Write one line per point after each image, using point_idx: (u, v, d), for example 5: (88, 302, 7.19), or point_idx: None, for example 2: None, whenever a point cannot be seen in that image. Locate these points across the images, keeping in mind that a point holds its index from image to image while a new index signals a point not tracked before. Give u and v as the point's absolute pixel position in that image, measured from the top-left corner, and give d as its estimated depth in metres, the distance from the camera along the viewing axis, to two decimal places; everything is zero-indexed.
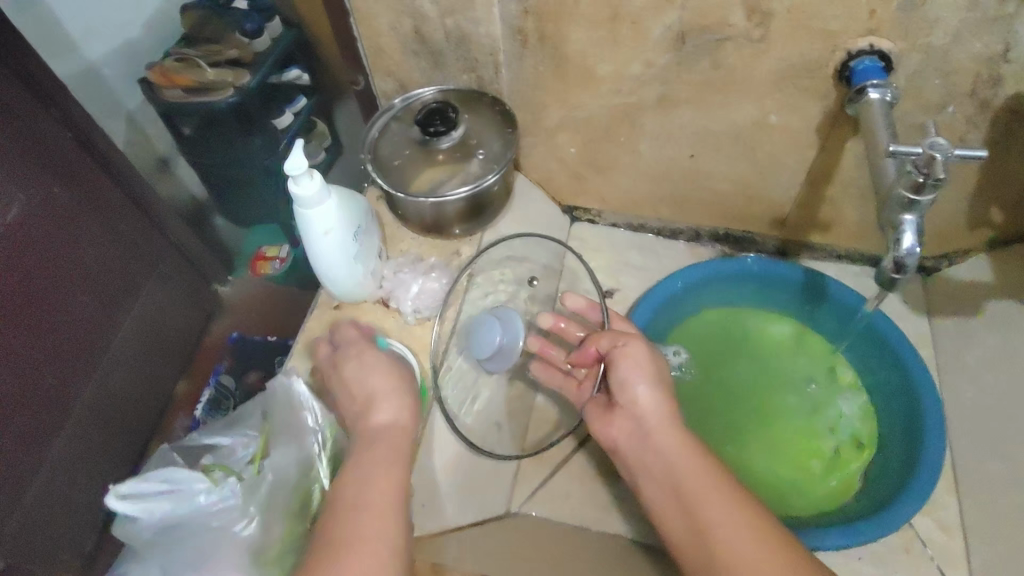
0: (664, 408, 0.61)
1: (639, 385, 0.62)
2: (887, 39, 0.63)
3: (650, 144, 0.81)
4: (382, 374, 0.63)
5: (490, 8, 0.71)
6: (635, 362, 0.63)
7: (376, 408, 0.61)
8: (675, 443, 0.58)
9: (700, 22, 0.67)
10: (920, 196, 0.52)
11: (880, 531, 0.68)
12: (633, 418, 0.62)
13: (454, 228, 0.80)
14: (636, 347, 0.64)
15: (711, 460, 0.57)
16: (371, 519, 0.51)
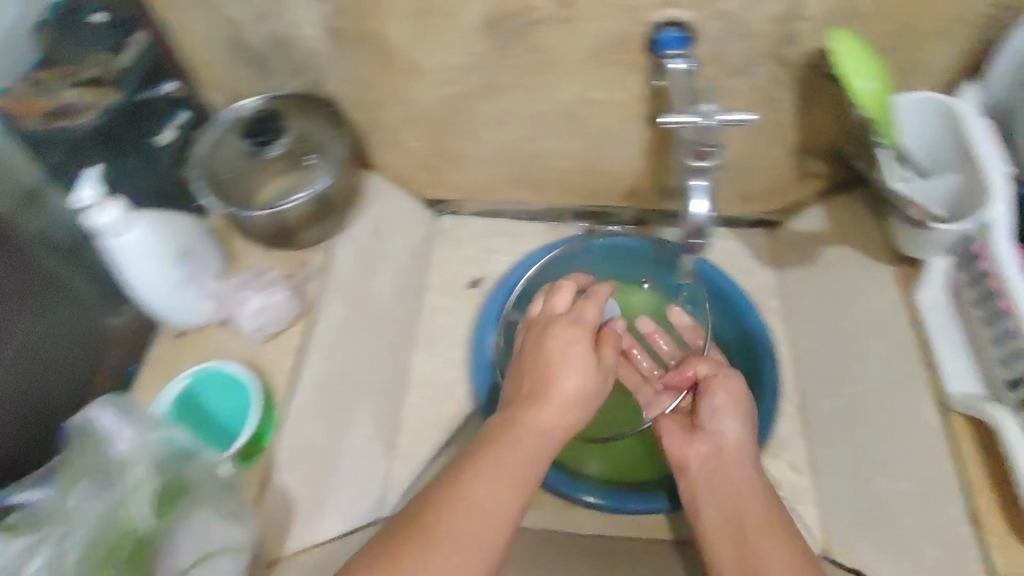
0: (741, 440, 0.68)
1: (728, 417, 0.69)
2: (681, 9, 0.64)
3: (492, 131, 0.82)
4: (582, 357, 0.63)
5: (301, 11, 0.69)
6: (728, 395, 0.70)
7: (568, 375, 0.62)
8: (739, 478, 0.64)
9: (507, 7, 0.67)
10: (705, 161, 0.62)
11: None
12: (715, 445, 0.68)
13: (299, 237, 0.78)
14: (733, 379, 0.72)
15: (768, 490, 0.63)
16: (478, 514, 0.53)
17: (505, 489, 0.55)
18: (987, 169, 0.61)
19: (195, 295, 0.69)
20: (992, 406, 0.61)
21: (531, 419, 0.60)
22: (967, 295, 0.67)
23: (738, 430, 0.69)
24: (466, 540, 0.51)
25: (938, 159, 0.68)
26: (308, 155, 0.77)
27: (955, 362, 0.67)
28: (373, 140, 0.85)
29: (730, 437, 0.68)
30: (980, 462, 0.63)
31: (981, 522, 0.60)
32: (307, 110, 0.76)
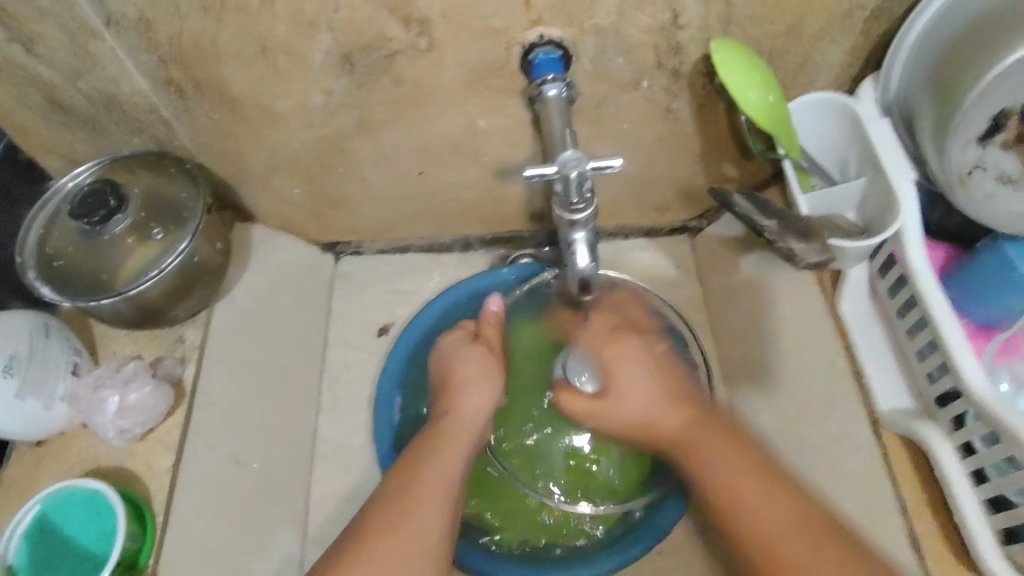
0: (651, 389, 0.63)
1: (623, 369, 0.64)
2: (553, 27, 0.57)
3: (375, 169, 0.74)
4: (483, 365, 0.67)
5: (119, 63, 0.59)
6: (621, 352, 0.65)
7: (467, 388, 0.65)
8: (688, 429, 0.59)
9: (358, 40, 0.58)
10: (575, 214, 0.53)
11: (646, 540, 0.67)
12: (655, 423, 0.61)
13: (166, 316, 0.68)
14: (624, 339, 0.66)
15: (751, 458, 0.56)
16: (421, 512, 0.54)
17: (442, 471, 0.57)
18: (893, 177, 0.57)
19: (40, 404, 0.60)
20: (924, 429, 0.57)
21: (438, 427, 0.62)
22: (889, 302, 0.63)
23: (646, 407, 0.61)
24: (410, 545, 0.53)
25: (843, 162, 0.64)
26: (155, 228, 0.65)
27: (884, 375, 0.62)
28: (245, 191, 0.76)
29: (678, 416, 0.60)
30: (917, 481, 0.59)
31: (923, 552, 0.56)
32: (159, 169, 0.67)
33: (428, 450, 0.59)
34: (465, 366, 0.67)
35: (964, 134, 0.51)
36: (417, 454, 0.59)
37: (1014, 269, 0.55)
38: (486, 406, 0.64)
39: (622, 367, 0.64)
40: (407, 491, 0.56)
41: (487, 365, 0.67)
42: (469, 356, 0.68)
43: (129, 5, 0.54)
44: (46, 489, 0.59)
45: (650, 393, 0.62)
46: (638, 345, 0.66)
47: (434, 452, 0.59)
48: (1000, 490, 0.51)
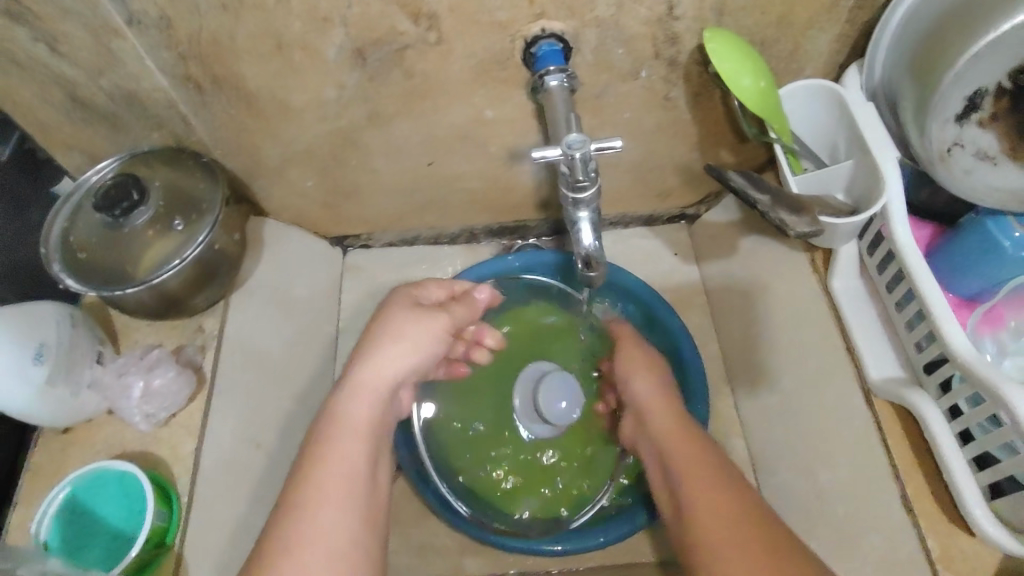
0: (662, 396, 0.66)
1: (635, 380, 0.68)
2: (556, 20, 0.60)
3: (383, 162, 0.77)
4: (414, 327, 0.62)
5: (141, 61, 0.62)
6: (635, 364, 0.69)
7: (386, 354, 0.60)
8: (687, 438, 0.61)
9: (370, 35, 0.60)
10: (580, 194, 0.56)
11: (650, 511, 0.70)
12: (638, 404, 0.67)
13: (187, 306, 0.70)
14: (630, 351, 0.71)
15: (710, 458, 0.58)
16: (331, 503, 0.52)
17: (354, 449, 0.55)
18: (879, 157, 0.61)
19: (69, 391, 0.62)
20: (912, 395, 0.60)
21: (351, 399, 0.58)
22: (878, 278, 0.66)
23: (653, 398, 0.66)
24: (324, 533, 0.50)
25: (832, 146, 0.68)
26: (174, 219, 0.67)
27: (876, 350, 0.65)
28: (258, 185, 0.78)
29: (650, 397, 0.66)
30: (909, 446, 0.61)
31: (915, 512, 0.59)
32: (177, 163, 0.69)
33: (328, 438, 0.55)
34: (408, 340, 0.62)
35: (943, 115, 0.54)
36: (329, 434, 0.56)
37: (994, 243, 0.58)
38: (399, 371, 0.60)
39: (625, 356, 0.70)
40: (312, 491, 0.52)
41: (433, 333, 0.63)
42: (409, 325, 0.62)
43: (151, 4, 0.56)
44: (76, 471, 0.62)
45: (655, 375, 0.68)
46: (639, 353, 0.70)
47: (328, 440, 0.55)
48: (986, 446, 0.54)
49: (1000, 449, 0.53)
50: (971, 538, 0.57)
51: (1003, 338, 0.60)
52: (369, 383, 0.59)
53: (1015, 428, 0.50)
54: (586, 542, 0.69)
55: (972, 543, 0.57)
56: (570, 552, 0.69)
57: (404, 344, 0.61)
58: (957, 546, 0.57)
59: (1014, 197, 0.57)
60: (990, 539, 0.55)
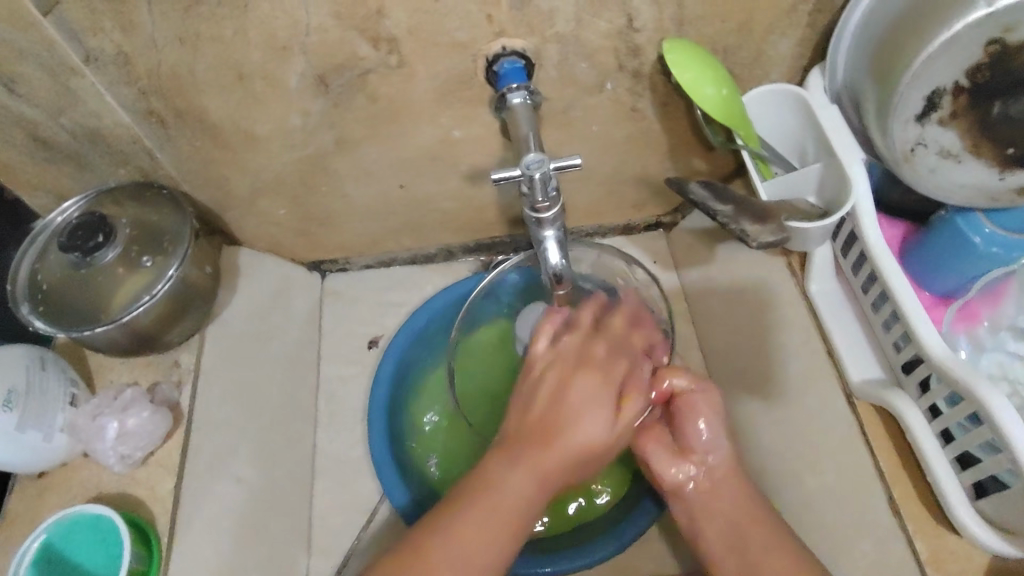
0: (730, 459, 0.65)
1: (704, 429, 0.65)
2: (517, 39, 0.60)
3: (355, 186, 0.76)
4: (597, 412, 0.57)
5: (101, 98, 0.61)
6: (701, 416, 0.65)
7: (586, 421, 0.56)
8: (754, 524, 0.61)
9: (331, 62, 0.60)
10: (539, 214, 0.56)
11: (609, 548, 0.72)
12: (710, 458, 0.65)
13: (159, 345, 0.69)
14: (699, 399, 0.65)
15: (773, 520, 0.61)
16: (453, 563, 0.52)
17: (475, 539, 0.53)
18: (845, 158, 0.61)
19: (41, 435, 0.61)
20: (893, 396, 0.60)
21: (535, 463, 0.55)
22: (854, 279, 0.66)
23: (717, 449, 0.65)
24: None
25: (801, 149, 0.68)
26: (144, 256, 0.66)
27: (855, 350, 0.65)
28: (231, 215, 0.78)
29: (717, 459, 0.65)
30: (892, 447, 0.61)
31: (902, 515, 0.59)
32: (144, 200, 0.68)
33: (446, 520, 0.53)
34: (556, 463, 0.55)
35: (904, 115, 0.54)
36: (469, 508, 0.54)
37: (965, 240, 0.57)
38: (596, 441, 0.56)
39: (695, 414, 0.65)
40: (436, 548, 0.52)
41: (599, 397, 0.57)
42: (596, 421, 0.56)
43: (107, 41, 0.56)
44: (52, 519, 0.60)
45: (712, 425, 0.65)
46: (705, 398, 0.65)
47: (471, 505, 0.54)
48: (966, 446, 0.54)
49: (981, 449, 0.53)
50: (958, 538, 0.56)
51: (979, 334, 0.60)
52: (514, 486, 0.54)
53: (992, 427, 0.50)
54: (572, 563, 0.71)
55: (959, 543, 0.56)
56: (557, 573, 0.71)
57: (604, 437, 0.56)
58: (944, 548, 0.56)
59: (981, 195, 0.56)
60: (977, 539, 0.54)
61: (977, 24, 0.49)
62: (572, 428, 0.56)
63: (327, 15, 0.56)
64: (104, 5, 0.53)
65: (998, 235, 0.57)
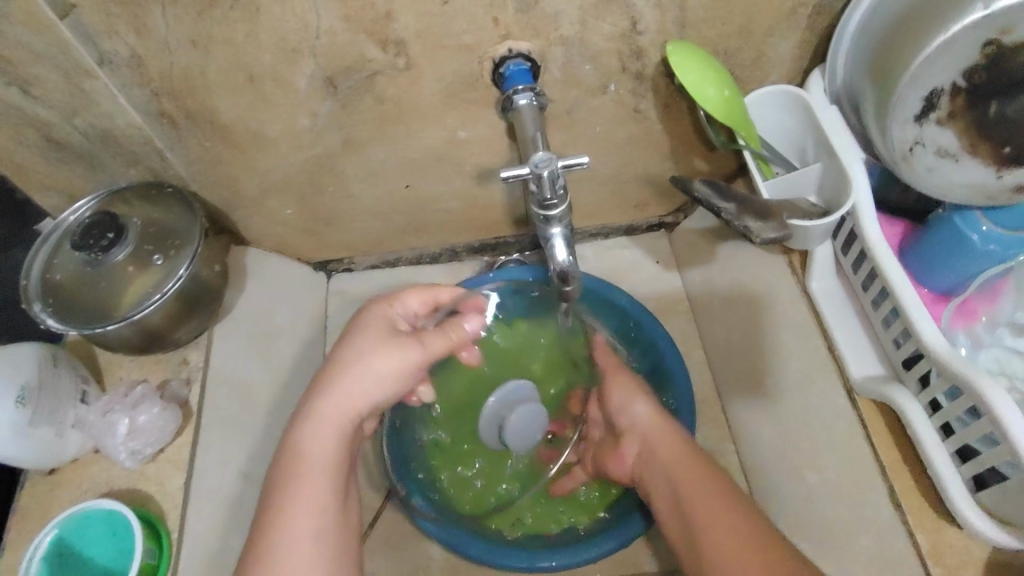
0: (661, 433, 0.70)
1: (635, 407, 0.73)
2: (522, 41, 0.61)
3: (361, 187, 0.77)
4: (375, 339, 0.60)
5: (113, 99, 0.62)
6: (626, 390, 0.75)
7: (363, 359, 0.59)
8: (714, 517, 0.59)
9: (340, 64, 0.61)
10: (548, 211, 0.57)
11: (605, 544, 0.73)
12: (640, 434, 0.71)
13: (169, 343, 0.70)
14: (623, 380, 0.76)
15: (718, 496, 0.61)
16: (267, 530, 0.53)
17: (294, 505, 0.54)
18: (845, 157, 0.62)
19: (53, 431, 0.62)
20: (894, 391, 0.61)
21: (329, 398, 0.58)
22: (854, 277, 0.67)
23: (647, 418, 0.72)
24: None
25: (801, 150, 0.69)
26: (154, 254, 0.67)
27: (855, 346, 0.66)
28: (238, 215, 0.79)
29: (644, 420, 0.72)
30: (891, 441, 0.62)
31: (903, 508, 0.59)
32: (153, 200, 0.69)
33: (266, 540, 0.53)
34: (356, 390, 0.58)
35: (902, 116, 0.56)
36: (290, 482, 0.55)
37: (963, 237, 0.59)
38: (370, 346, 0.59)
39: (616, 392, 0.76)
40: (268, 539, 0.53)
41: (390, 350, 0.60)
42: (371, 346, 0.59)
43: (121, 43, 0.57)
44: (63, 513, 0.61)
45: (638, 399, 0.74)
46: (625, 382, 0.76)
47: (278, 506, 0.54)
48: (965, 438, 0.55)
49: (980, 441, 0.54)
50: (959, 532, 0.57)
51: (977, 330, 0.61)
52: (309, 453, 0.56)
53: (991, 419, 0.51)
54: (577, 556, 0.72)
55: (960, 536, 0.57)
56: (563, 567, 0.73)
57: (378, 370, 0.59)
58: (946, 541, 0.57)
59: (980, 193, 0.57)
60: (977, 532, 0.55)
61: (974, 25, 0.50)
62: (350, 352, 0.59)
63: (337, 18, 0.57)
64: (119, 8, 0.54)
65: (995, 231, 0.59)
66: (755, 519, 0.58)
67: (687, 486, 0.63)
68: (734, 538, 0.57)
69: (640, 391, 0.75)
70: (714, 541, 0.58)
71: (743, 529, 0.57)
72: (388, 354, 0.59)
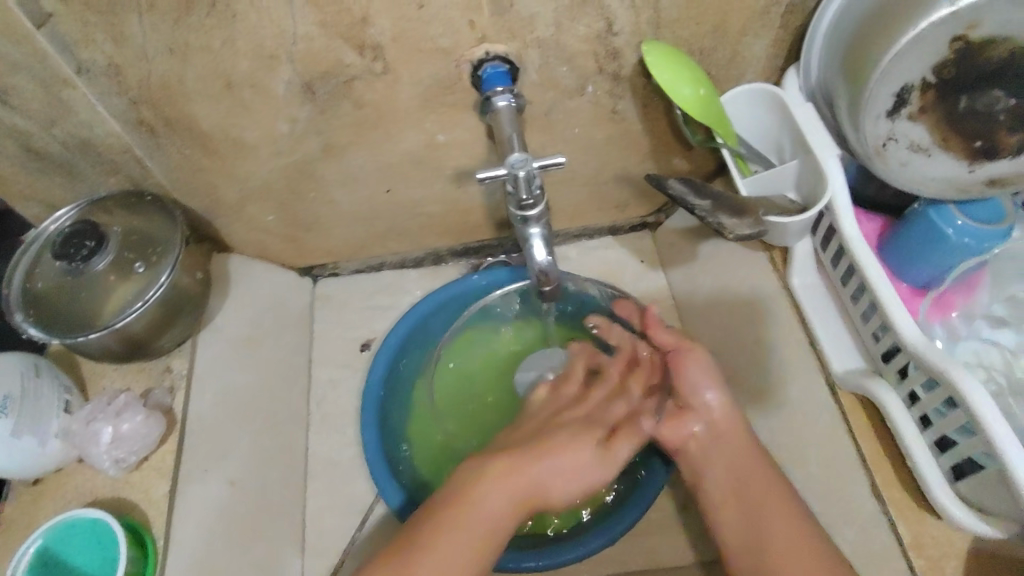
0: (731, 414, 0.69)
1: (708, 391, 0.70)
2: (498, 44, 0.61)
3: (343, 191, 0.77)
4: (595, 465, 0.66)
5: (92, 108, 0.62)
6: (701, 370, 0.70)
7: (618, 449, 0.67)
8: (757, 506, 0.64)
9: (317, 69, 0.62)
10: (524, 212, 0.57)
11: (593, 542, 0.72)
12: (706, 419, 0.69)
13: (151, 350, 0.70)
14: (698, 356, 0.71)
15: (767, 476, 0.65)
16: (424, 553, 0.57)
17: (471, 540, 0.58)
18: (820, 154, 0.62)
19: (35, 440, 0.62)
20: (874, 385, 0.61)
21: (549, 465, 0.64)
22: (833, 271, 0.67)
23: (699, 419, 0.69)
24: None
25: (778, 147, 0.69)
26: (135, 262, 0.67)
27: (836, 339, 0.66)
28: (221, 221, 0.79)
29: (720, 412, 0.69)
30: (872, 435, 0.62)
31: (885, 501, 0.60)
32: (135, 208, 0.69)
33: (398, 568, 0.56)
34: (546, 483, 0.64)
35: (873, 112, 0.56)
36: (481, 496, 0.60)
37: (938, 231, 0.59)
38: (577, 490, 0.65)
39: (686, 372, 0.71)
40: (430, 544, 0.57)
41: (580, 450, 0.66)
42: (583, 455, 0.66)
43: (98, 53, 0.57)
44: (47, 523, 0.61)
45: (710, 377, 0.70)
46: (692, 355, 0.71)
47: (442, 528, 0.58)
48: (942, 431, 0.55)
49: (957, 433, 0.55)
50: (940, 523, 0.58)
51: (953, 322, 0.62)
52: (484, 522, 0.59)
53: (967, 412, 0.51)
54: (562, 557, 0.71)
55: (940, 527, 0.57)
56: (548, 567, 0.71)
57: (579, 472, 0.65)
58: (928, 533, 0.57)
59: (952, 186, 0.59)
60: (956, 523, 0.55)
61: (941, 22, 0.50)
62: (572, 445, 0.66)
63: (313, 24, 0.57)
64: (95, 17, 0.54)
65: (969, 224, 0.59)
66: (811, 524, 0.61)
67: (714, 461, 0.68)
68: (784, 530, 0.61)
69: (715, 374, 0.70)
70: (767, 528, 0.62)
71: (797, 523, 0.61)
72: (556, 488, 0.64)
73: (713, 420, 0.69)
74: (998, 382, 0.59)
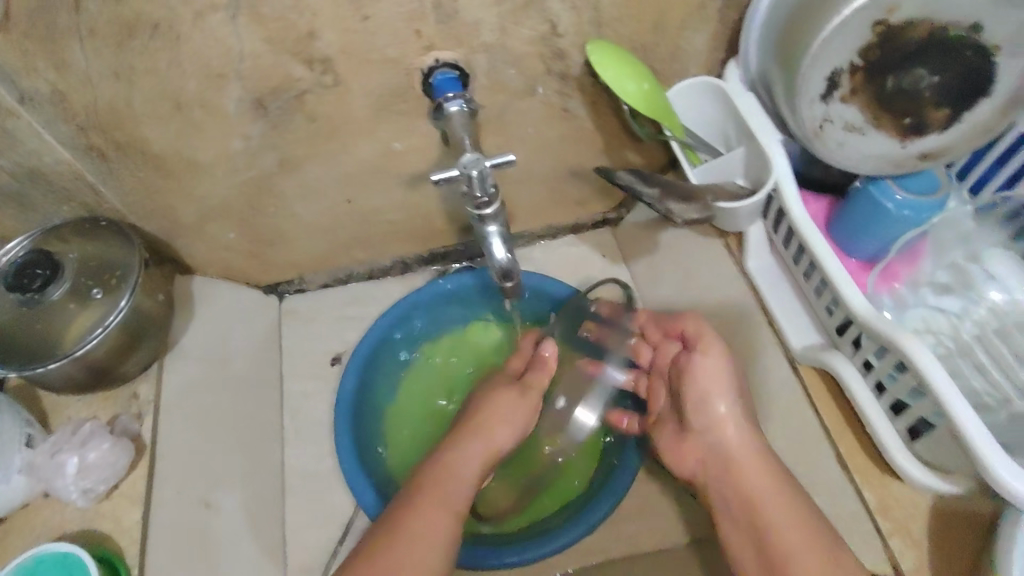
0: (743, 424, 0.67)
1: (719, 403, 0.68)
2: (445, 51, 0.63)
3: (303, 205, 0.78)
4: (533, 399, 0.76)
5: (39, 136, 0.62)
6: (711, 376, 0.68)
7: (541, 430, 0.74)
8: (776, 504, 0.63)
9: (267, 85, 0.62)
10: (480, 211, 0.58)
11: (574, 531, 0.74)
12: (709, 439, 0.69)
13: (115, 377, 0.69)
14: (710, 358, 0.68)
15: (774, 480, 0.64)
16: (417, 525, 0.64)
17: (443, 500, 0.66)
18: (762, 138, 0.65)
19: None
20: (831, 358, 0.63)
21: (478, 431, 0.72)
22: (786, 252, 0.69)
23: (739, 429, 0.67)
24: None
25: (724, 136, 0.71)
26: (93, 289, 0.66)
27: (792, 317, 0.68)
28: (181, 243, 0.78)
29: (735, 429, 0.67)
30: (835, 406, 0.64)
31: (850, 469, 0.62)
32: (90, 234, 0.68)
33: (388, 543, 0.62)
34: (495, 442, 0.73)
35: (809, 95, 0.58)
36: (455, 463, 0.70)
37: (879, 206, 0.62)
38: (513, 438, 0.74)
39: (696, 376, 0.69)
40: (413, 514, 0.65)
41: (522, 409, 0.75)
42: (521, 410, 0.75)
43: (42, 81, 0.57)
44: (16, 559, 0.59)
45: (720, 384, 0.68)
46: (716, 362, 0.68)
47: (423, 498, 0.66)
48: (896, 396, 0.58)
49: (910, 396, 0.57)
50: (902, 485, 0.60)
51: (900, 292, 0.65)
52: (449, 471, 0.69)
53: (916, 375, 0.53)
54: (543, 550, 0.73)
55: (902, 487, 0.60)
56: (529, 561, 0.72)
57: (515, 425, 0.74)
58: (891, 494, 0.60)
59: (887, 162, 0.61)
60: (916, 482, 0.58)
61: (864, 7, 0.53)
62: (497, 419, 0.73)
63: (259, 41, 0.58)
64: (36, 45, 0.54)
65: (908, 198, 0.62)
66: (819, 521, 0.60)
67: (734, 482, 0.66)
68: (782, 522, 0.62)
69: (728, 377, 0.68)
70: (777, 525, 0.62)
71: (806, 527, 0.60)
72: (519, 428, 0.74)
73: (741, 422, 0.67)
74: (947, 346, 0.61)
